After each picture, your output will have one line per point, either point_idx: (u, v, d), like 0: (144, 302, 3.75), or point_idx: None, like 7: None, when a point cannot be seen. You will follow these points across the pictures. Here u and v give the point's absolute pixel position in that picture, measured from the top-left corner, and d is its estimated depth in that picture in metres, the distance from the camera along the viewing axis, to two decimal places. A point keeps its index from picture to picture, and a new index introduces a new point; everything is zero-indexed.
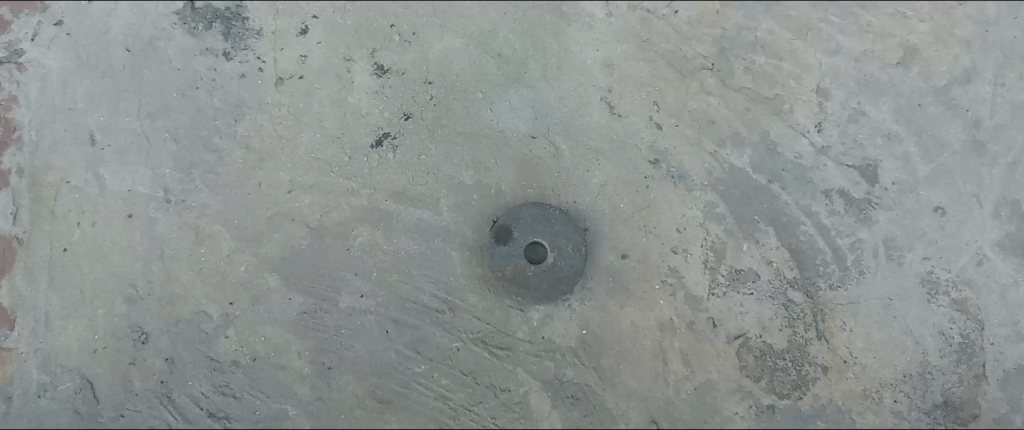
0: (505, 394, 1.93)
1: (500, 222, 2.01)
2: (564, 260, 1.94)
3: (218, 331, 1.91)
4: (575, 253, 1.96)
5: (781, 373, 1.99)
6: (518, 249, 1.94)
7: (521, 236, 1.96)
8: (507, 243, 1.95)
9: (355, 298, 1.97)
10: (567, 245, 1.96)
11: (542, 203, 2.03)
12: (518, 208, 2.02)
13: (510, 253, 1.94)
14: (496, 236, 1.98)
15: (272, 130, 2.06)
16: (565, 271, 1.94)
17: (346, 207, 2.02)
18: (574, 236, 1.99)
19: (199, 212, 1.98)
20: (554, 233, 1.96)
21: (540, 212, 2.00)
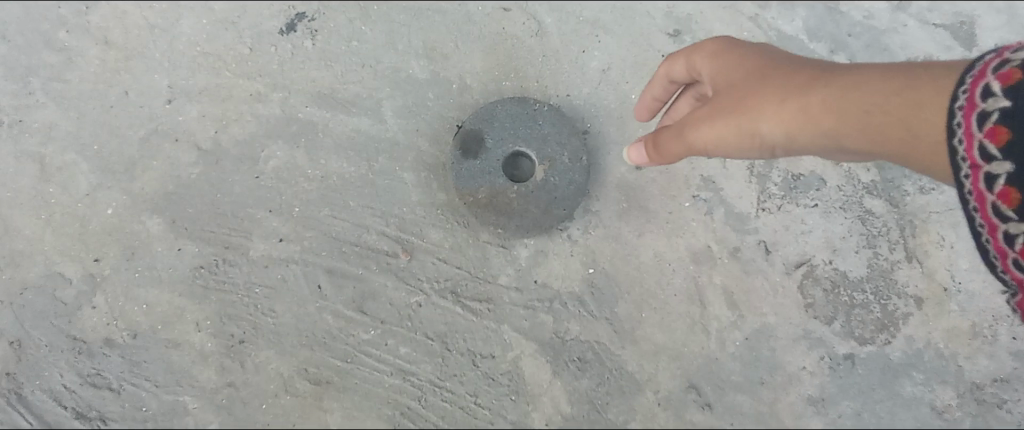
0: (487, 362, 1.40)
1: (464, 128, 1.45)
2: (560, 174, 1.43)
3: (82, 300, 1.38)
4: (573, 163, 1.44)
5: (860, 310, 1.47)
6: (496, 163, 1.43)
7: (497, 146, 1.44)
8: (480, 155, 1.43)
9: (272, 244, 1.42)
10: (562, 153, 1.44)
11: (521, 99, 1.47)
12: (491, 107, 1.46)
13: (484, 169, 1.43)
14: (462, 146, 1.44)
15: (139, 17, 1.52)
16: (562, 189, 1.43)
17: (251, 119, 1.46)
18: (572, 139, 1.45)
19: (44, 137, 1.42)
20: (542, 138, 1.45)
21: (521, 110, 1.46)
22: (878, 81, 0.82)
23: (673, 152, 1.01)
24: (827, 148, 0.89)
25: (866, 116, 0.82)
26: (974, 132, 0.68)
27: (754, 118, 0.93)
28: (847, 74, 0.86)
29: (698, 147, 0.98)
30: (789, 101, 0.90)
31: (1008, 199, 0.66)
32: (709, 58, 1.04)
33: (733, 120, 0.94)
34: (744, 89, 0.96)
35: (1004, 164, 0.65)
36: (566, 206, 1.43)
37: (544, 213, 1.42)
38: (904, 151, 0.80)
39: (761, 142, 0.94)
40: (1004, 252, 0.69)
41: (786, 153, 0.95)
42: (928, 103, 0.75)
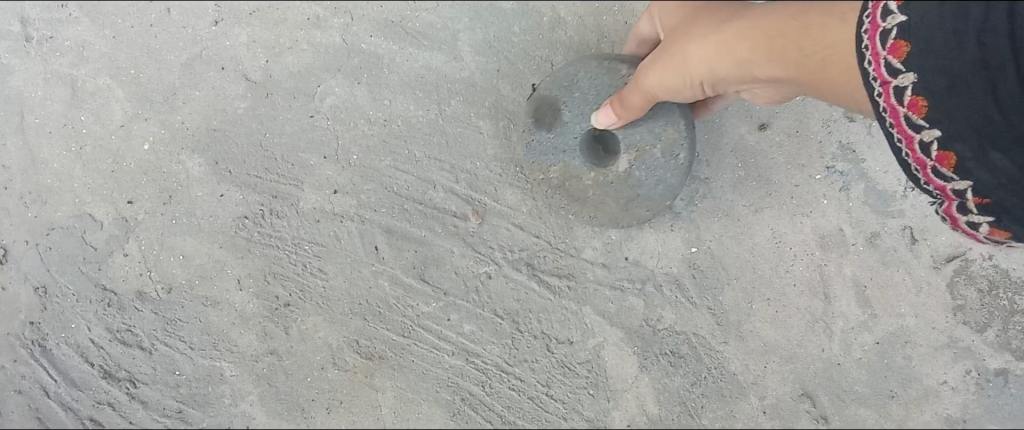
0: (565, 348, 1.21)
1: (538, 92, 1.10)
2: (652, 171, 1.07)
3: (113, 245, 1.22)
4: (669, 160, 1.06)
5: (1021, 318, 1.20)
6: (572, 141, 1.08)
7: (575, 120, 1.06)
8: (554, 129, 1.08)
9: (325, 195, 1.24)
10: (656, 144, 1.05)
11: (617, 62, 1.04)
12: (575, 70, 1.06)
13: (557, 146, 1.09)
14: (534, 114, 1.10)
15: None
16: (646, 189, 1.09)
17: (307, 48, 1.26)
18: (671, 129, 1.05)
19: (75, 57, 1.24)
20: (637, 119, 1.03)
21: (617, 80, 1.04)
22: (790, 8, 0.77)
23: (637, 102, 0.95)
24: (751, 79, 0.85)
25: (779, 44, 0.78)
26: (879, 52, 0.68)
27: (692, 55, 0.85)
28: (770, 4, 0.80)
29: (648, 96, 0.93)
30: (716, 37, 0.83)
31: (918, 110, 0.68)
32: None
33: (671, 60, 0.87)
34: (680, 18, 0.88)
35: (912, 75, 0.66)
36: (651, 208, 1.12)
37: (621, 211, 1.12)
38: (818, 83, 0.78)
39: (699, 79, 0.87)
40: (923, 165, 0.73)
41: (724, 87, 0.90)
42: (822, 25, 0.74)
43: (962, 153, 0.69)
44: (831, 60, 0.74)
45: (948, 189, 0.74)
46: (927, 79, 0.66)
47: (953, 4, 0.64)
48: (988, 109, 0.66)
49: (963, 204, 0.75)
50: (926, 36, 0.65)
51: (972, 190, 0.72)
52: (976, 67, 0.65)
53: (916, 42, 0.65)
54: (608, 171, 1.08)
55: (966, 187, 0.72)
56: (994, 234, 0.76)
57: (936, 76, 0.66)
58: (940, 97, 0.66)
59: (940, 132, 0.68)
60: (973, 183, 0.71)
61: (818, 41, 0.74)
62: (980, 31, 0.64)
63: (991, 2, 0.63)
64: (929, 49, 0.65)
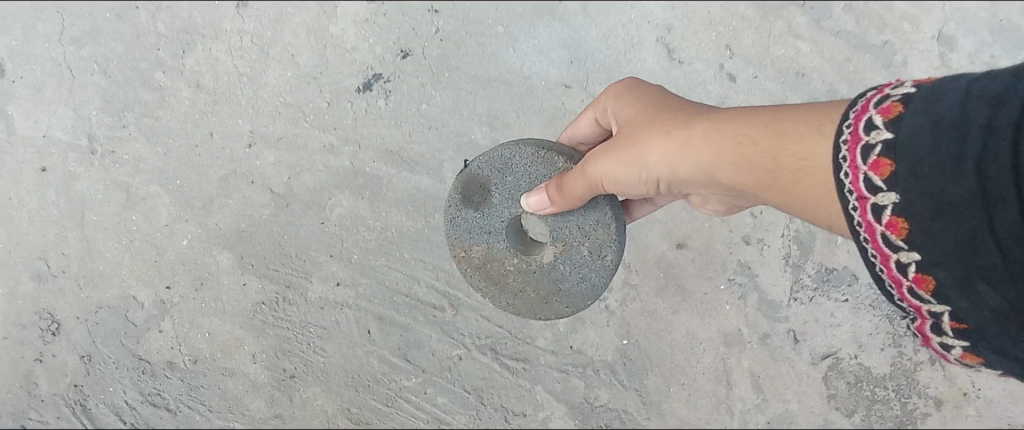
0: (519, 419, 1.49)
1: (468, 170, 1.14)
2: (576, 267, 1.13)
3: (151, 323, 1.49)
4: (597, 261, 1.11)
5: (880, 406, 1.53)
6: (499, 224, 1.14)
7: (504, 205, 1.13)
8: (483, 210, 1.14)
9: (329, 287, 1.52)
10: (582, 241, 1.10)
11: (555, 153, 1.08)
12: (511, 153, 1.10)
13: (484, 227, 1.15)
14: (463, 190, 1.14)
15: (230, 64, 1.59)
16: (568, 285, 1.14)
17: (322, 168, 1.56)
18: (601, 230, 1.09)
19: (132, 168, 1.53)
20: (564, 216, 1.09)
21: (550, 171, 1.08)
22: (757, 116, 0.84)
23: (578, 189, 0.99)
24: (704, 181, 0.90)
25: (741, 147, 0.83)
26: (858, 166, 0.66)
27: (647, 149, 0.92)
28: (728, 113, 0.88)
29: (593, 184, 0.98)
30: (673, 135, 0.90)
31: (897, 230, 0.64)
32: (620, 101, 1.04)
33: (626, 151, 0.94)
34: (634, 119, 0.98)
35: (892, 193, 0.63)
36: (572, 304, 1.16)
37: (543, 299, 1.16)
38: (792, 198, 0.80)
39: (649, 175, 0.93)
40: (900, 285, 0.67)
41: (674, 189, 0.96)
42: (795, 134, 0.78)
43: (942, 279, 0.63)
44: (805, 174, 0.77)
45: (923, 310, 0.67)
46: (909, 199, 0.63)
47: (949, 124, 0.61)
48: (983, 234, 0.60)
49: (937, 328, 0.67)
50: (914, 154, 0.62)
51: (951, 316, 0.65)
52: (974, 194, 0.59)
53: (903, 160, 0.62)
54: (531, 260, 1.15)
55: (943, 312, 0.65)
56: (966, 358, 0.67)
57: (920, 197, 0.62)
58: (919, 220, 0.62)
59: (919, 255, 0.64)
60: (953, 310, 0.64)
61: (795, 152, 0.78)
62: (980, 157, 0.59)
63: (990, 124, 0.59)
64: (916, 169, 0.62)
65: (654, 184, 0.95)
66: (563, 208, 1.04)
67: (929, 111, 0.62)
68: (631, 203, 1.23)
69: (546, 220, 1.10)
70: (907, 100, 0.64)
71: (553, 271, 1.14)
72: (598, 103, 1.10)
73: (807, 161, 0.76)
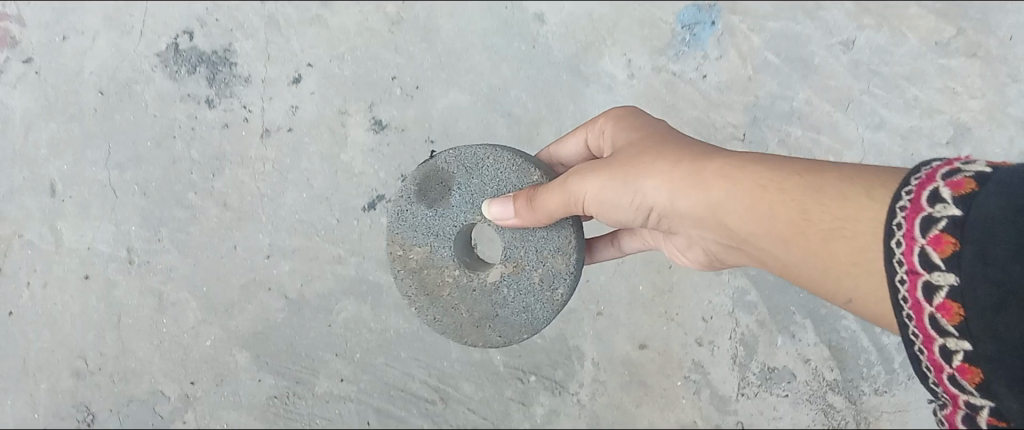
0: None
1: (438, 161, 1.29)
2: (518, 293, 1.29)
3: (175, 414, 1.75)
4: (543, 291, 1.27)
5: None
6: (450, 228, 1.29)
7: (459, 209, 1.27)
8: (438, 210, 1.28)
9: (333, 382, 1.76)
10: (533, 266, 1.26)
11: (531, 165, 1.24)
12: (484, 154, 1.27)
13: (436, 226, 1.30)
14: (427, 181, 1.29)
15: (254, 187, 1.84)
16: (505, 310, 1.30)
17: (330, 277, 1.80)
18: (559, 257, 1.25)
19: (165, 276, 1.79)
20: (524, 238, 1.26)
21: (510, 176, 1.25)
22: (776, 166, 0.96)
23: (557, 202, 1.12)
24: (694, 216, 1.03)
25: (762, 188, 0.95)
26: (916, 238, 0.75)
27: (652, 175, 1.04)
28: (742, 156, 1.00)
29: (578, 197, 1.10)
30: (685, 167, 1.02)
31: (949, 313, 0.73)
32: (631, 132, 1.17)
33: (630, 173, 1.06)
34: (627, 149, 1.12)
35: (952, 275, 0.72)
36: (504, 333, 1.31)
37: (476, 316, 1.31)
38: (814, 254, 0.92)
39: (645, 202, 1.06)
40: (941, 368, 0.76)
41: (657, 222, 1.08)
42: (820, 185, 0.91)
43: (984, 370, 0.72)
44: (839, 230, 0.88)
45: (959, 397, 0.76)
46: (972, 286, 0.71)
47: None
48: None
49: (972, 415, 0.76)
50: (983, 242, 0.70)
51: (990, 409, 0.73)
52: None
53: (970, 246, 0.71)
54: (477, 278, 1.30)
55: (984, 404, 0.74)
56: None
57: (984, 286, 0.70)
58: (978, 309, 0.70)
59: (971, 346, 0.72)
60: (997, 405, 0.72)
61: (831, 210, 0.89)
62: None
63: None
64: (988, 258, 0.70)
65: (636, 207, 1.07)
66: (525, 220, 1.18)
67: (1005, 201, 0.71)
68: (596, 245, 1.45)
69: (502, 232, 1.26)
70: (979, 184, 0.73)
71: (491, 292, 1.30)
72: (594, 124, 1.28)
73: (847, 221, 0.87)
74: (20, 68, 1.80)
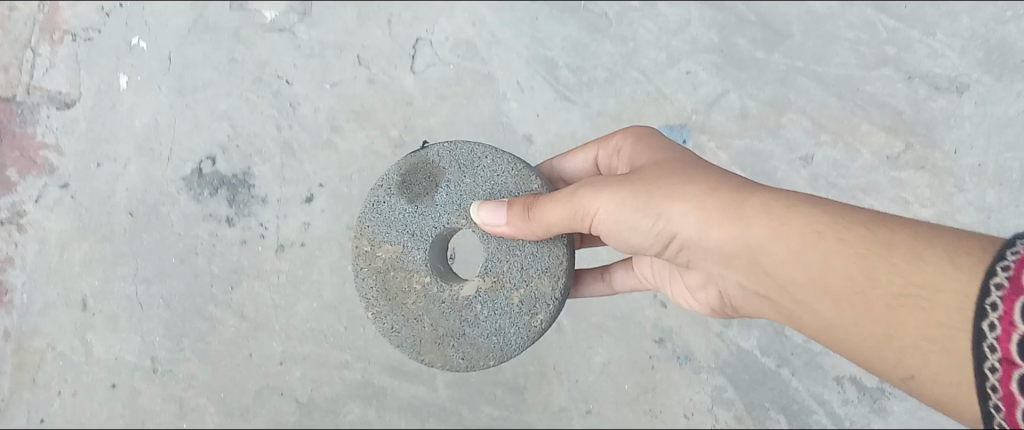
0: None
1: (429, 154, 1.40)
2: (488, 312, 1.37)
3: None
4: (518, 313, 1.37)
5: None
6: (430, 230, 1.38)
7: (442, 209, 1.37)
8: (420, 208, 1.38)
9: None
10: (514, 284, 1.37)
11: (530, 172, 1.38)
12: (482, 155, 1.39)
13: (417, 225, 1.38)
14: (416, 173, 1.39)
15: (268, 298, 2.02)
16: (472, 329, 1.37)
17: (338, 381, 1.97)
18: (545, 278, 1.37)
19: (186, 383, 2.00)
20: (511, 254, 1.37)
21: (502, 179, 1.38)
22: (826, 212, 1.04)
23: (563, 212, 1.22)
24: (720, 247, 1.11)
25: (814, 234, 1.03)
26: (1014, 322, 0.80)
27: (684, 201, 1.13)
28: (782, 195, 1.09)
29: (596, 212, 1.19)
30: (721, 197, 1.11)
31: None
32: (656, 155, 1.27)
33: (662, 195, 1.14)
34: (651, 168, 1.20)
35: None
36: (468, 355, 1.38)
37: (440, 330, 1.38)
38: (877, 320, 0.98)
39: (671, 227, 1.14)
40: None
41: (675, 245, 1.17)
42: (880, 241, 0.99)
43: None
44: (913, 298, 0.95)
45: None
46: None
47: None
48: None
49: None
50: None
51: None
52: None
53: None
54: (453, 290, 1.38)
55: None
56: None
57: None
58: None
59: None
60: None
61: (902, 276, 0.96)
62: None
63: None
64: None
65: (648, 228, 1.16)
66: (517, 227, 1.28)
67: None
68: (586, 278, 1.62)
69: (487, 240, 1.37)
70: None
71: (460, 308, 1.37)
72: (608, 142, 1.43)
73: (921, 290, 0.94)
74: (56, 192, 2.05)
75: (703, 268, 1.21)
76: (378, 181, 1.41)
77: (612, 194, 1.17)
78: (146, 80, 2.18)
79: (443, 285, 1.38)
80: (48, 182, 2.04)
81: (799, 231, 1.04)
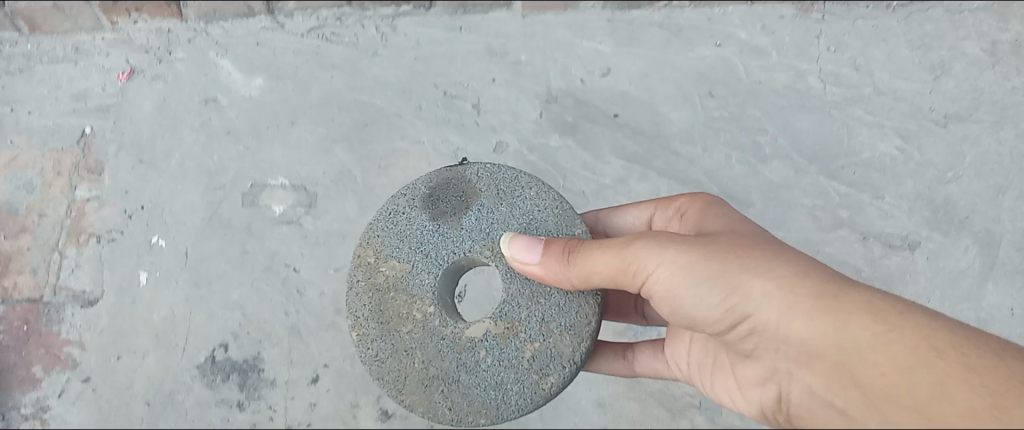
0: None
1: (470, 174, 1.65)
2: (489, 359, 1.53)
3: None
4: (522, 370, 1.52)
5: None
6: (447, 254, 1.59)
7: (464, 236, 1.60)
8: (438, 228, 1.61)
9: None
10: (524, 336, 1.54)
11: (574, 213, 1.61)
12: (525, 186, 1.64)
13: (436, 245, 1.60)
14: (453, 189, 1.64)
15: None
16: (468, 377, 1.53)
17: None
18: (556, 333, 1.53)
19: None
20: (532, 307, 1.55)
21: (534, 209, 1.61)
22: (927, 339, 1.20)
23: (620, 264, 1.38)
24: (804, 334, 1.23)
25: (915, 350, 1.18)
26: None
27: (781, 283, 1.27)
28: (881, 307, 1.24)
29: (669, 277, 1.33)
30: (824, 290, 1.26)
31: None
32: (739, 229, 1.43)
33: (755, 271, 1.29)
34: (725, 238, 1.36)
35: None
36: (455, 403, 1.52)
37: (431, 363, 1.54)
38: None
39: (755, 304, 1.27)
40: None
41: (743, 321, 1.30)
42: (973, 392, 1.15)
43: None
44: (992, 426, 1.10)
45: None
46: None
47: None
48: None
49: None
50: None
51: None
52: None
53: None
54: (459, 330, 1.55)
55: None
56: None
57: None
58: None
59: None
60: None
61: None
62: None
63: None
64: None
65: (723, 298, 1.30)
66: (551, 269, 1.47)
67: None
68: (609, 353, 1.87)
69: (507, 279, 1.58)
70: None
71: (459, 350, 1.54)
72: (672, 204, 1.69)
73: None
74: (78, 385, 2.31)
75: (763, 357, 1.34)
76: (403, 193, 1.66)
77: (683, 256, 1.32)
78: (165, 274, 2.38)
79: (446, 322, 1.57)
80: (71, 376, 2.31)
81: (891, 337, 1.19)
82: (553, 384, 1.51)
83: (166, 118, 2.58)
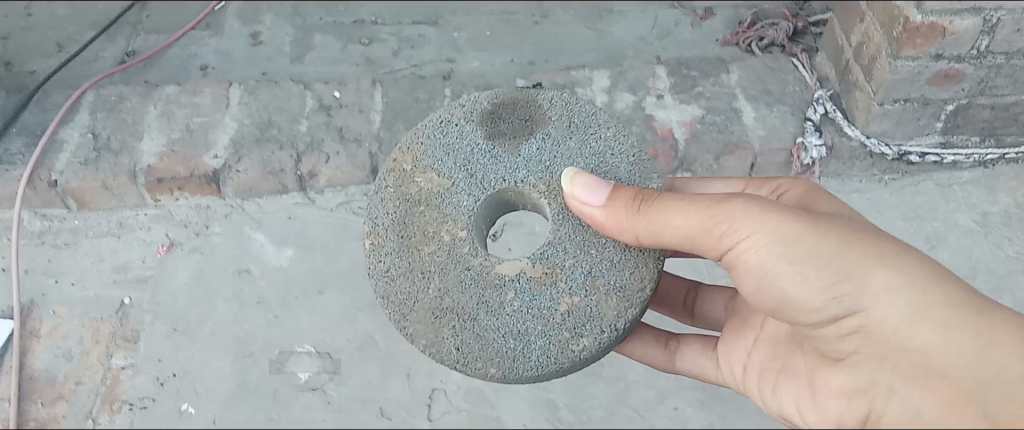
0: None
1: (533, 99, 1.95)
2: (510, 305, 1.78)
3: None
4: (549, 325, 1.75)
5: None
6: (490, 185, 1.88)
7: (512, 166, 1.89)
8: (490, 149, 1.91)
9: None
10: (556, 286, 1.78)
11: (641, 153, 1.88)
12: (595, 126, 1.91)
13: (481, 167, 1.90)
14: (512, 113, 1.93)
15: None
16: (489, 317, 1.77)
17: None
18: (595, 283, 1.77)
19: None
20: (575, 263, 1.80)
21: (596, 151, 1.88)
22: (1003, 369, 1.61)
23: (726, 231, 1.66)
24: (919, 342, 1.59)
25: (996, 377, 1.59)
26: None
27: (914, 292, 1.59)
28: (982, 328, 1.62)
29: (787, 256, 1.61)
30: (946, 304, 1.61)
31: None
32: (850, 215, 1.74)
33: (886, 269, 1.60)
34: (838, 224, 1.66)
35: None
36: (465, 339, 1.76)
37: (447, 293, 1.81)
38: None
39: (883, 303, 1.59)
40: None
41: (857, 316, 1.61)
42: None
43: None
44: None
45: None
46: None
47: None
48: None
49: None
50: None
51: None
52: None
53: None
54: (491, 268, 1.82)
55: None
56: None
57: None
58: None
59: None
60: None
61: None
62: None
63: None
64: None
65: (850, 294, 1.60)
66: (613, 213, 1.70)
67: None
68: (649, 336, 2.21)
69: (558, 234, 1.83)
70: None
71: (484, 287, 1.80)
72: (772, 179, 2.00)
73: None
74: None
75: (859, 358, 1.65)
76: (466, 107, 1.96)
77: (803, 240, 1.61)
78: None
79: (477, 255, 1.83)
80: None
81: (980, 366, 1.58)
82: (582, 345, 1.72)
83: (200, 288, 2.73)
